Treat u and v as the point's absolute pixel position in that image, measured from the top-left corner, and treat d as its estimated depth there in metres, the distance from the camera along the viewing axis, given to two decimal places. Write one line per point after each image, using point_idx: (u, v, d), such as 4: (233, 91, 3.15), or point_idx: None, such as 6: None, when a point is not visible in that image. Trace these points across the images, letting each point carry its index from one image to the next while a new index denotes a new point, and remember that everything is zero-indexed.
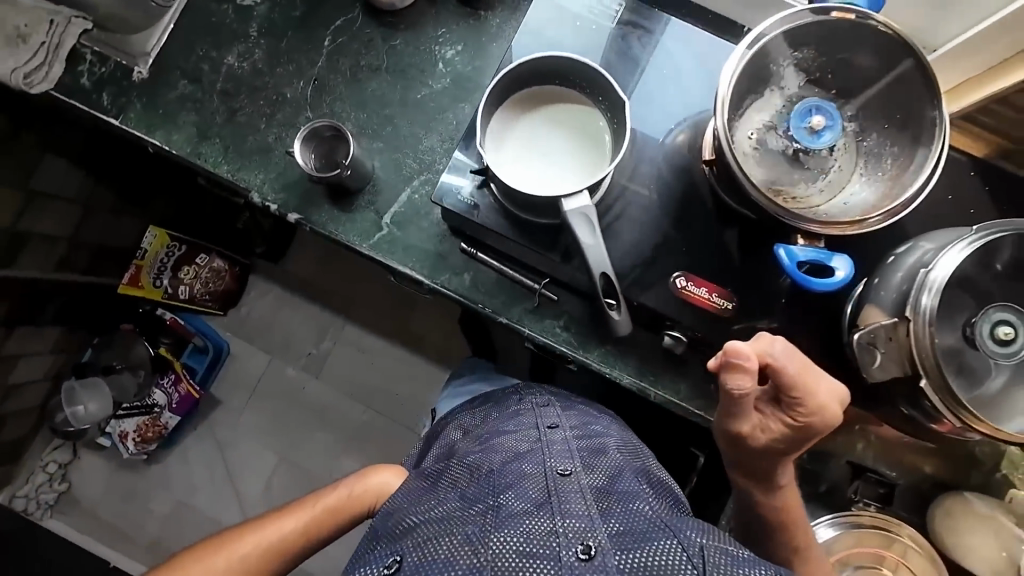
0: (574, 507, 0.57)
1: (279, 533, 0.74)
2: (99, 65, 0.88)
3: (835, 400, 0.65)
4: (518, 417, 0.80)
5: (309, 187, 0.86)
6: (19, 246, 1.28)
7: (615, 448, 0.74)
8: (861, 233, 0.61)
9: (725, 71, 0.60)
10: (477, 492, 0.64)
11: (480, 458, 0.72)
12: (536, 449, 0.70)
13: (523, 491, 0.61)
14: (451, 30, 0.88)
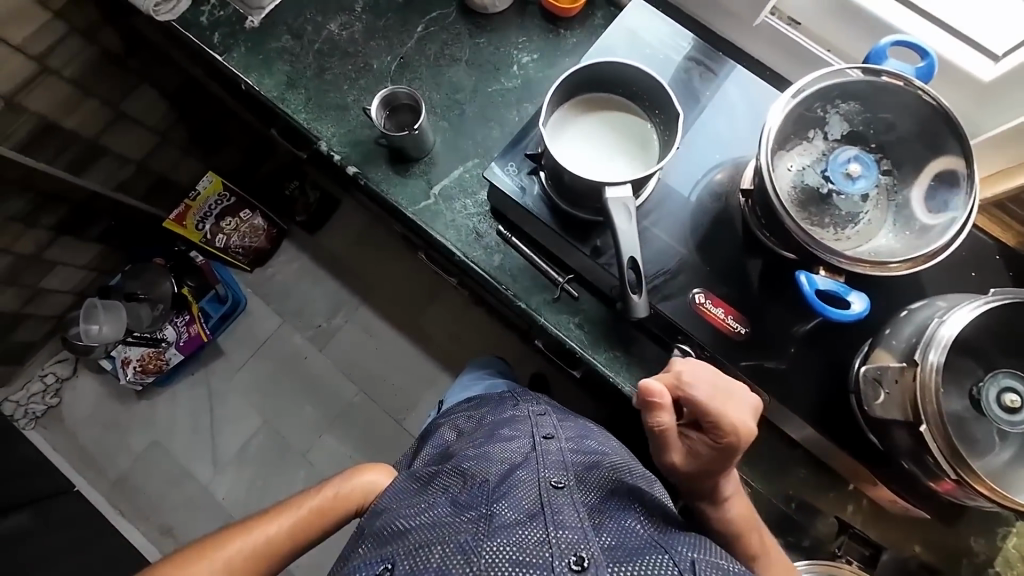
0: (568, 518, 0.56)
1: (269, 536, 0.72)
2: (219, 9, 0.98)
3: (749, 412, 0.65)
4: (514, 425, 0.79)
5: (373, 148, 0.93)
6: (92, 159, 1.38)
7: (608, 461, 0.74)
8: (880, 276, 0.64)
9: (775, 106, 0.66)
10: (470, 497, 0.63)
11: (473, 462, 0.71)
12: (530, 458, 0.69)
13: (516, 498, 0.60)
14: (531, 40, 0.97)
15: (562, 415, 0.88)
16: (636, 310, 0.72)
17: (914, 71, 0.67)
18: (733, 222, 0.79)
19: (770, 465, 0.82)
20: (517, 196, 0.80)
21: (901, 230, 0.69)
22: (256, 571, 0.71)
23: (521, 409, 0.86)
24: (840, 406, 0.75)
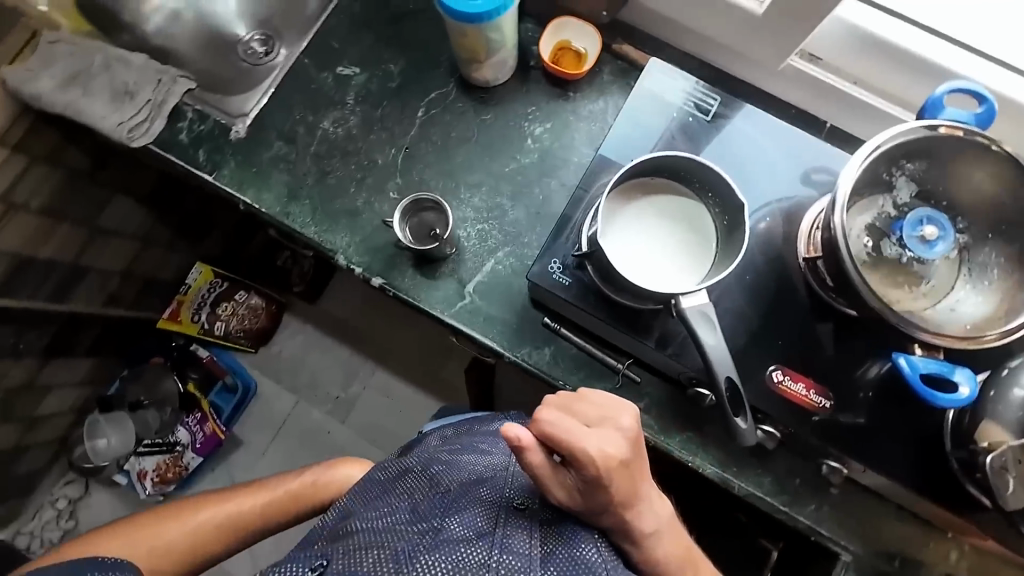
0: (516, 542, 0.47)
1: (246, 509, 0.80)
2: (198, 123, 0.92)
3: (604, 420, 0.52)
4: (500, 436, 0.68)
5: (394, 252, 0.86)
6: (73, 281, 1.28)
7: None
8: (977, 347, 0.60)
9: (842, 184, 0.63)
10: (428, 505, 0.54)
11: (445, 467, 0.61)
12: (500, 471, 0.58)
13: (468, 514, 0.51)
14: (541, 108, 0.91)
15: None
16: (744, 437, 0.69)
17: (972, 117, 0.63)
18: (792, 285, 0.75)
19: (867, 525, 0.78)
20: (565, 292, 0.76)
21: (979, 283, 0.66)
22: (223, 541, 0.78)
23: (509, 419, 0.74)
24: (936, 464, 0.72)
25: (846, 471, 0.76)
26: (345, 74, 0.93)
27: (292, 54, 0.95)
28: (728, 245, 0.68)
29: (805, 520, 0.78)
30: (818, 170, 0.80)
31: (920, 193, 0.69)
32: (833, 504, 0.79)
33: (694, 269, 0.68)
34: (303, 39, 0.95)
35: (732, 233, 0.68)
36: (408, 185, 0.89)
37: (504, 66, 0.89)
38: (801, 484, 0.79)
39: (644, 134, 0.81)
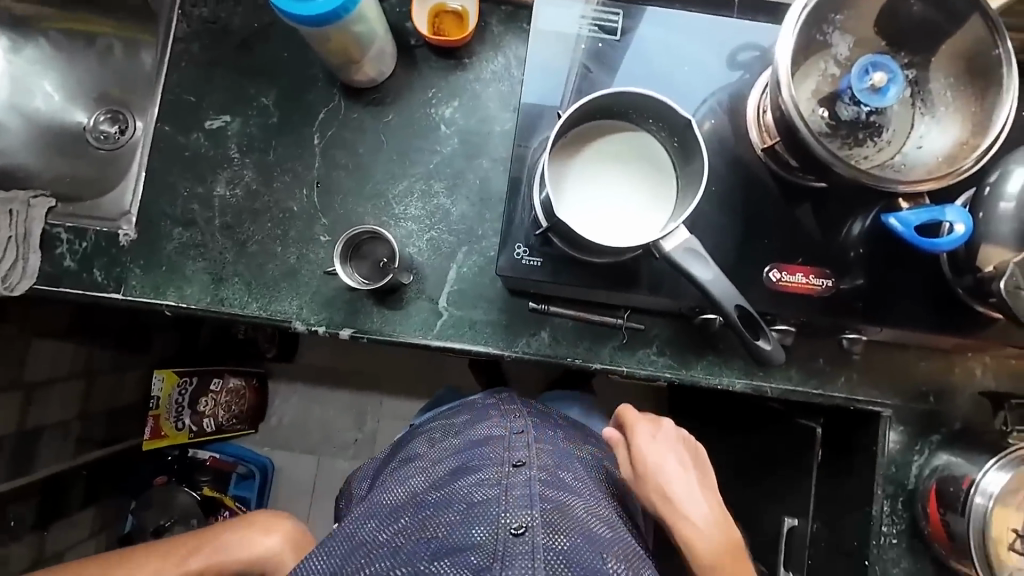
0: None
1: (213, 562, 0.82)
2: (77, 241, 0.79)
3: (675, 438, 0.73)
4: (485, 445, 0.65)
5: (351, 297, 0.78)
6: (32, 449, 1.12)
7: (580, 500, 0.60)
8: (958, 179, 0.58)
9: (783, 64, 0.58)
10: (417, 548, 0.51)
11: (433, 503, 0.57)
12: (493, 496, 0.55)
13: (466, 558, 0.49)
14: (441, 88, 0.82)
15: (546, 430, 0.73)
16: (772, 355, 0.64)
17: None
18: (757, 181, 0.73)
19: (896, 375, 0.80)
20: (541, 273, 0.70)
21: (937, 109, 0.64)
22: None
23: (494, 424, 0.71)
24: (944, 298, 0.72)
25: (864, 337, 0.77)
26: (216, 127, 0.82)
27: (147, 126, 0.82)
28: (690, 168, 0.63)
29: (840, 393, 0.79)
30: (739, 51, 0.75)
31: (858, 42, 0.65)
32: (860, 369, 0.80)
33: (661, 204, 0.64)
34: (152, 105, 0.82)
35: (689, 153, 0.63)
36: (336, 221, 0.80)
37: (385, 56, 0.79)
38: (825, 363, 0.79)
39: (560, 78, 0.74)
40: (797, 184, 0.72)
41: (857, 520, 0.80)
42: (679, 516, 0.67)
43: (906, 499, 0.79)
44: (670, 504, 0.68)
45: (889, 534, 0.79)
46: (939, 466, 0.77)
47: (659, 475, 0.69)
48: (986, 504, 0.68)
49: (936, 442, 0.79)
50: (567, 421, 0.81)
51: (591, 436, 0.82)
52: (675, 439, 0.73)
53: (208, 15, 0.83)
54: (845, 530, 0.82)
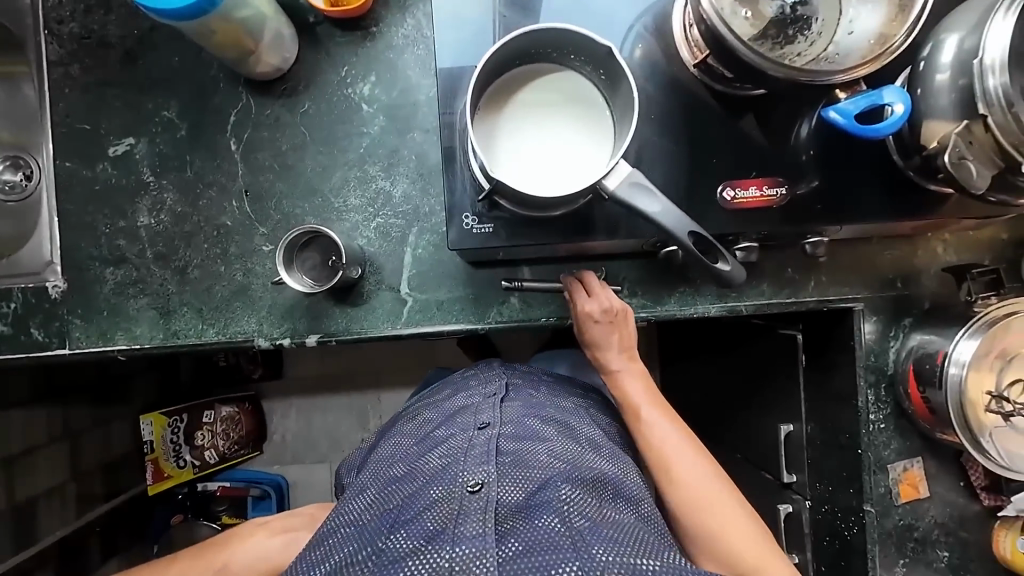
0: (468, 527, 0.45)
1: None
2: (4, 303, 0.74)
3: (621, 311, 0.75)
4: (454, 419, 0.65)
5: (310, 302, 0.75)
6: (29, 520, 1.09)
7: (546, 445, 0.59)
8: (891, 57, 0.57)
9: None
10: (376, 522, 0.50)
11: (398, 480, 0.56)
12: (452, 460, 0.55)
13: (418, 520, 0.47)
14: (354, 64, 0.77)
15: (522, 390, 0.73)
16: (733, 276, 0.61)
17: None
18: (696, 100, 0.70)
19: (863, 268, 0.81)
20: (495, 239, 0.68)
21: None
22: None
23: (470, 395, 0.71)
24: (897, 183, 0.72)
25: (826, 239, 0.77)
26: (122, 153, 0.76)
27: (46, 166, 0.75)
28: (621, 98, 0.60)
29: (812, 297, 0.80)
30: None
31: None
32: (828, 270, 0.80)
33: (598, 143, 0.61)
34: (45, 143, 0.75)
35: (617, 82, 0.60)
36: (276, 228, 0.76)
37: (284, 40, 0.72)
38: (793, 271, 0.80)
39: (475, 30, 0.69)
40: (736, 96, 0.70)
41: (846, 413, 0.83)
42: (645, 430, 0.72)
43: (888, 384, 0.82)
44: (636, 419, 0.73)
45: (877, 420, 0.82)
46: (914, 346, 0.79)
47: (626, 398, 0.75)
48: (961, 373, 0.71)
49: (910, 324, 0.81)
50: (551, 375, 0.81)
51: (580, 386, 0.82)
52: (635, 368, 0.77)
53: (80, 30, 0.75)
54: (837, 424, 0.84)
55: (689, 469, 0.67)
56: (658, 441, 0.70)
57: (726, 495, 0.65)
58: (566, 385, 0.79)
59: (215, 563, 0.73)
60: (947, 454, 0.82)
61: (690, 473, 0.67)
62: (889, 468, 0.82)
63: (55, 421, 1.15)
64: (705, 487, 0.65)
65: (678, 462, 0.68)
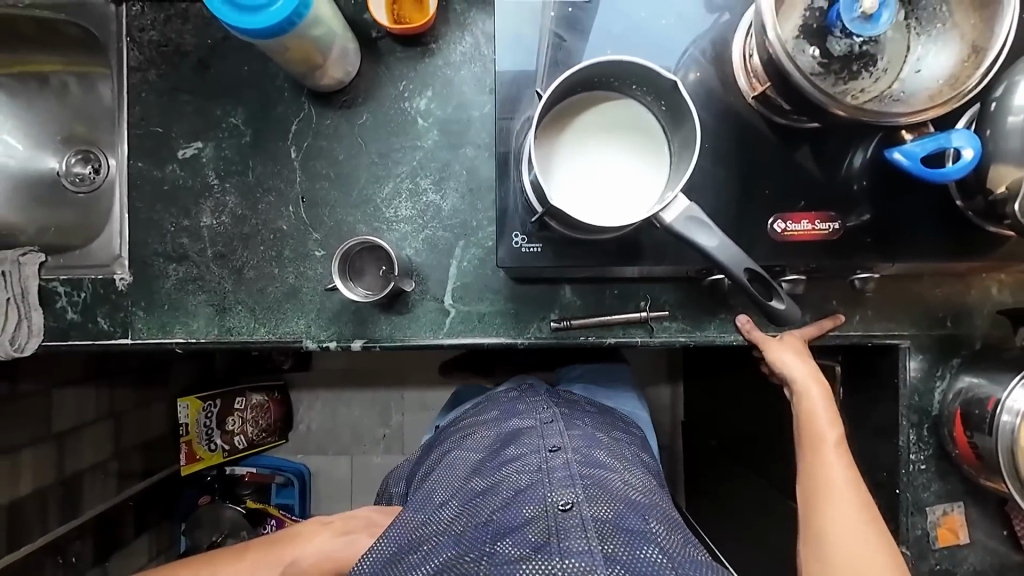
0: (574, 544, 0.47)
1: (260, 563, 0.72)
2: (75, 292, 0.79)
3: (797, 350, 0.73)
4: (519, 438, 0.66)
5: (357, 308, 0.78)
6: (75, 492, 1.15)
7: (617, 475, 0.60)
8: (962, 100, 0.55)
9: (768, 16, 0.55)
10: (474, 535, 0.53)
11: (481, 493, 0.58)
12: (537, 479, 0.56)
13: (521, 534, 0.50)
14: (412, 79, 0.79)
15: (572, 418, 0.73)
16: (789, 314, 0.61)
17: None
18: (751, 129, 0.70)
19: (911, 305, 0.79)
20: (542, 259, 0.69)
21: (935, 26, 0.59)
22: None
23: (525, 417, 0.72)
24: (954, 222, 0.70)
25: (876, 275, 0.76)
26: (190, 155, 0.79)
27: (119, 165, 0.79)
28: (682, 133, 0.60)
29: (857, 332, 0.79)
30: None
31: None
32: (875, 304, 0.79)
33: (656, 171, 0.62)
34: (120, 143, 0.80)
35: (678, 116, 0.60)
36: (328, 235, 0.78)
37: (349, 54, 0.75)
38: (838, 303, 0.79)
39: (534, 52, 0.70)
40: (792, 128, 0.70)
41: (886, 451, 0.81)
42: (817, 465, 0.66)
43: (931, 425, 0.80)
44: (812, 450, 0.67)
45: (918, 460, 0.80)
46: (962, 388, 0.77)
47: (810, 425, 0.69)
48: (1013, 422, 0.67)
49: (958, 365, 0.79)
50: (593, 406, 0.82)
51: (620, 420, 0.83)
52: (821, 379, 0.70)
53: (157, 38, 0.79)
54: (874, 461, 0.83)
55: (849, 520, 0.62)
56: (830, 480, 0.65)
57: (877, 557, 0.60)
58: (607, 416, 0.81)
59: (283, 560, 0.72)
60: (989, 500, 0.80)
61: (848, 528, 0.61)
62: (928, 511, 0.80)
63: (103, 401, 1.21)
64: (861, 550, 0.60)
65: (839, 509, 0.63)
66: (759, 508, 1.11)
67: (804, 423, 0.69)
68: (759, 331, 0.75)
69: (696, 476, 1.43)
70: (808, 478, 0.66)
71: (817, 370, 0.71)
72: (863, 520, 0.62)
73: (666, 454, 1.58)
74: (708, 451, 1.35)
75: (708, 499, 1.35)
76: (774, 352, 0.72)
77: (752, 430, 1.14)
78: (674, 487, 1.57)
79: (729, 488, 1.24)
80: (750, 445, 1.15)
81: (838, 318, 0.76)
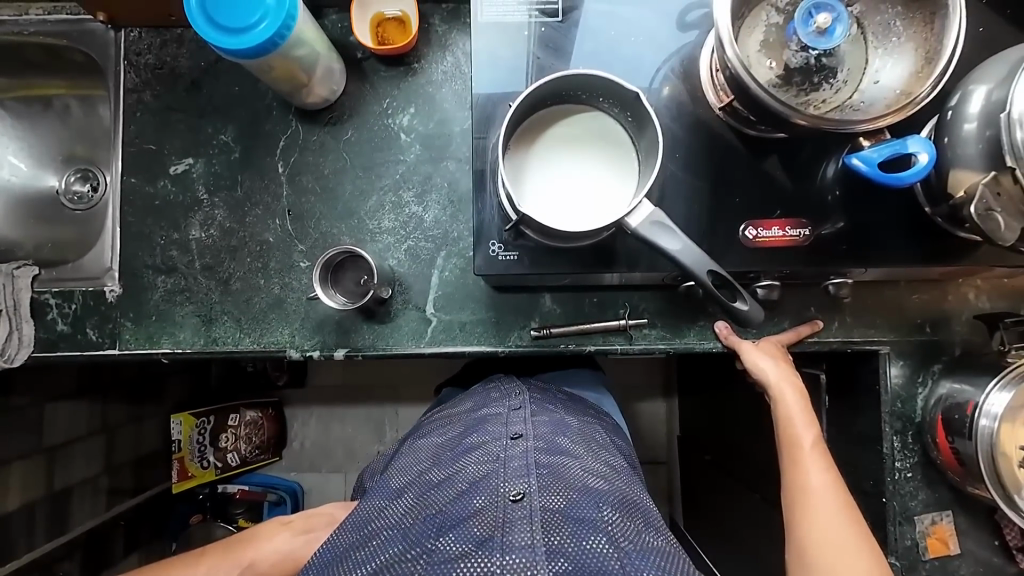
0: (517, 538, 0.49)
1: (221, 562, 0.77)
2: (66, 303, 0.81)
3: (772, 354, 0.73)
4: (484, 427, 0.69)
5: (341, 318, 0.79)
6: (64, 509, 1.14)
7: (576, 461, 0.63)
8: (918, 107, 0.57)
9: (725, 33, 0.57)
10: (421, 526, 0.55)
11: (436, 484, 0.61)
12: (492, 469, 0.59)
13: (465, 526, 0.52)
14: (395, 96, 0.82)
15: (542, 403, 0.78)
16: (751, 315, 0.63)
17: None
18: (721, 140, 0.72)
19: (889, 311, 0.80)
20: (518, 267, 0.70)
21: (890, 41, 0.62)
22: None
23: (495, 405, 0.75)
24: (925, 228, 0.71)
25: (850, 280, 0.77)
26: (181, 171, 0.82)
27: (113, 181, 0.82)
28: (647, 140, 0.62)
29: (836, 338, 0.79)
30: (686, 11, 0.75)
31: None
32: (853, 311, 0.80)
33: (625, 178, 0.64)
34: (115, 160, 0.83)
35: (643, 125, 0.63)
36: (313, 246, 0.81)
37: (334, 74, 0.79)
38: (816, 310, 0.80)
39: (510, 71, 0.73)
40: (761, 138, 0.72)
41: (870, 458, 0.80)
42: (795, 470, 0.66)
43: (915, 432, 0.80)
44: (790, 454, 0.67)
45: (904, 468, 0.79)
46: (942, 394, 0.77)
47: (787, 428, 0.69)
48: (992, 426, 0.67)
49: (939, 371, 0.79)
50: (564, 394, 0.87)
51: (592, 407, 0.88)
52: (796, 385, 0.71)
53: (154, 61, 0.83)
54: (859, 470, 0.82)
55: (828, 524, 0.61)
56: (807, 485, 0.64)
57: (860, 558, 0.59)
58: (578, 403, 0.86)
59: (243, 560, 0.77)
60: (979, 509, 0.79)
61: (830, 531, 0.61)
62: (916, 520, 0.79)
63: (95, 415, 1.22)
64: (848, 555, 0.59)
65: (821, 514, 0.62)
66: (752, 522, 1.09)
67: (781, 428, 0.69)
68: (735, 336, 0.76)
69: (691, 492, 1.41)
70: (789, 483, 0.65)
71: (792, 375, 0.71)
72: (843, 520, 0.61)
73: (662, 469, 1.56)
74: (702, 466, 1.33)
75: (703, 515, 1.33)
76: (750, 359, 0.73)
77: (743, 442, 1.13)
78: (671, 504, 1.55)
79: (723, 503, 1.22)
80: (741, 458, 1.14)
81: (817, 324, 0.77)
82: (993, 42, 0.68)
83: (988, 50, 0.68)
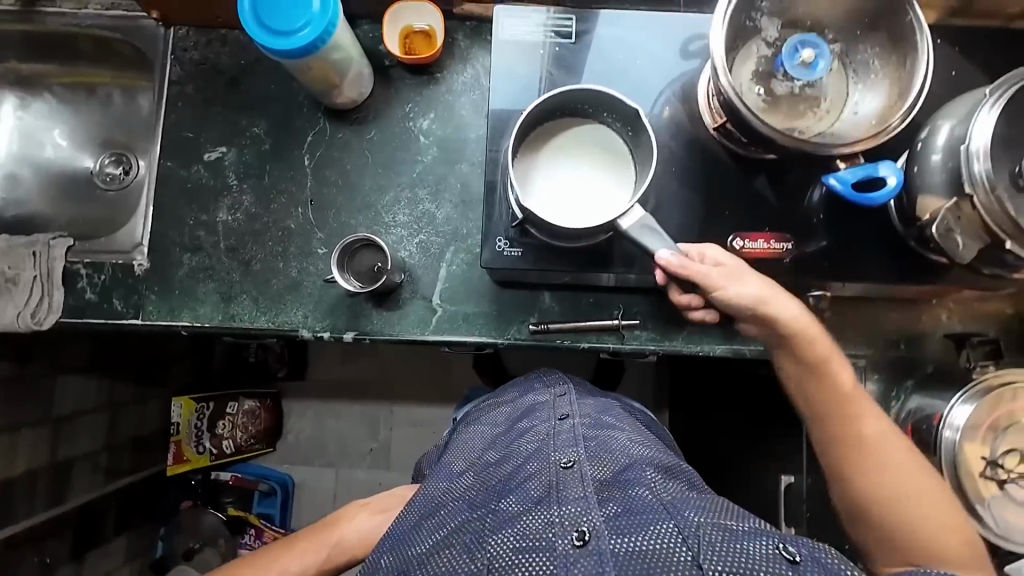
0: (571, 492, 0.53)
1: (306, 552, 0.77)
2: (97, 274, 0.86)
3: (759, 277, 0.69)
4: (534, 413, 0.73)
5: (352, 302, 0.84)
6: (64, 481, 1.17)
7: (622, 437, 0.67)
8: (890, 136, 0.63)
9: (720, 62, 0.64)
10: (484, 496, 0.60)
11: (493, 462, 0.66)
12: (544, 443, 0.63)
13: (524, 489, 0.56)
14: (417, 102, 0.89)
15: (587, 395, 0.81)
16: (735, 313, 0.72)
17: None
18: (714, 158, 0.79)
19: (866, 327, 0.85)
20: (520, 263, 0.76)
21: (867, 78, 0.69)
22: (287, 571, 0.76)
23: (542, 394, 0.79)
24: (899, 249, 0.77)
25: (829, 294, 0.82)
26: (214, 159, 0.89)
27: (151, 163, 0.89)
28: (643, 150, 0.69)
29: None
30: (688, 42, 0.82)
31: (786, 24, 0.71)
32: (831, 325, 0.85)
33: (623, 183, 0.70)
34: (155, 144, 0.89)
35: (641, 137, 0.70)
36: (331, 234, 0.86)
37: (363, 79, 0.86)
38: None
39: (525, 85, 0.80)
40: (751, 159, 0.78)
41: None
42: (861, 463, 0.69)
43: None
44: (854, 450, 0.70)
45: None
46: (913, 408, 0.81)
47: (852, 421, 0.70)
48: (955, 437, 0.74)
49: (911, 387, 0.84)
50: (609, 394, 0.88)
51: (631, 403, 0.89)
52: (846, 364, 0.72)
53: (197, 57, 0.91)
54: None
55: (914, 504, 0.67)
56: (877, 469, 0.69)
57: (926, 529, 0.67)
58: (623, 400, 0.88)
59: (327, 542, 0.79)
60: None
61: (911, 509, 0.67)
62: None
63: (102, 391, 1.25)
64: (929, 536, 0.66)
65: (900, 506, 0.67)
66: None
67: (847, 415, 0.71)
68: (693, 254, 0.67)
69: None
70: (847, 479, 0.70)
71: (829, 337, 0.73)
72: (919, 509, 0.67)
73: None
74: None
75: None
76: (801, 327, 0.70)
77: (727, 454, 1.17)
78: None
79: None
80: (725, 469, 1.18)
81: None
82: (963, 85, 0.75)
83: (958, 92, 0.75)
